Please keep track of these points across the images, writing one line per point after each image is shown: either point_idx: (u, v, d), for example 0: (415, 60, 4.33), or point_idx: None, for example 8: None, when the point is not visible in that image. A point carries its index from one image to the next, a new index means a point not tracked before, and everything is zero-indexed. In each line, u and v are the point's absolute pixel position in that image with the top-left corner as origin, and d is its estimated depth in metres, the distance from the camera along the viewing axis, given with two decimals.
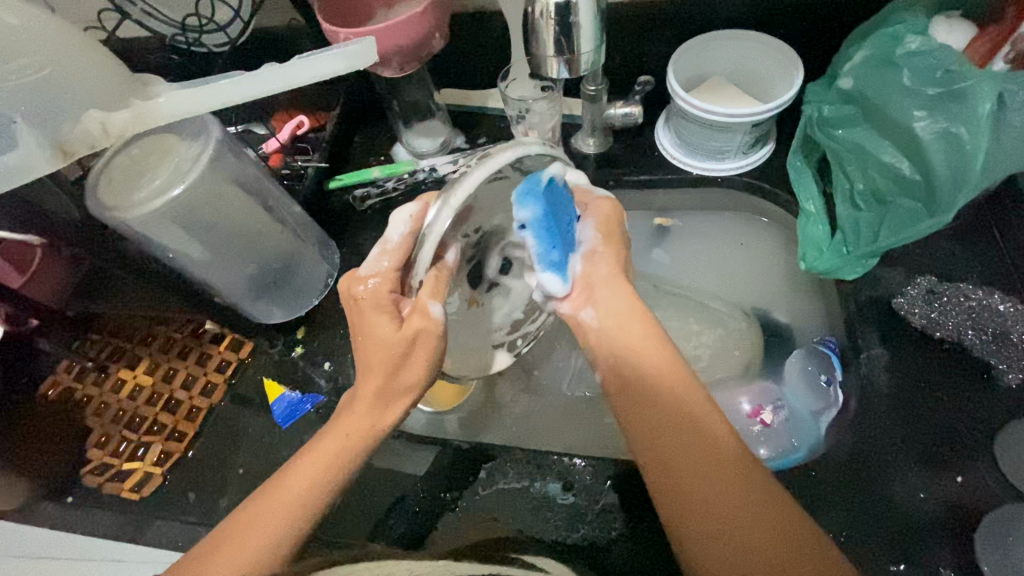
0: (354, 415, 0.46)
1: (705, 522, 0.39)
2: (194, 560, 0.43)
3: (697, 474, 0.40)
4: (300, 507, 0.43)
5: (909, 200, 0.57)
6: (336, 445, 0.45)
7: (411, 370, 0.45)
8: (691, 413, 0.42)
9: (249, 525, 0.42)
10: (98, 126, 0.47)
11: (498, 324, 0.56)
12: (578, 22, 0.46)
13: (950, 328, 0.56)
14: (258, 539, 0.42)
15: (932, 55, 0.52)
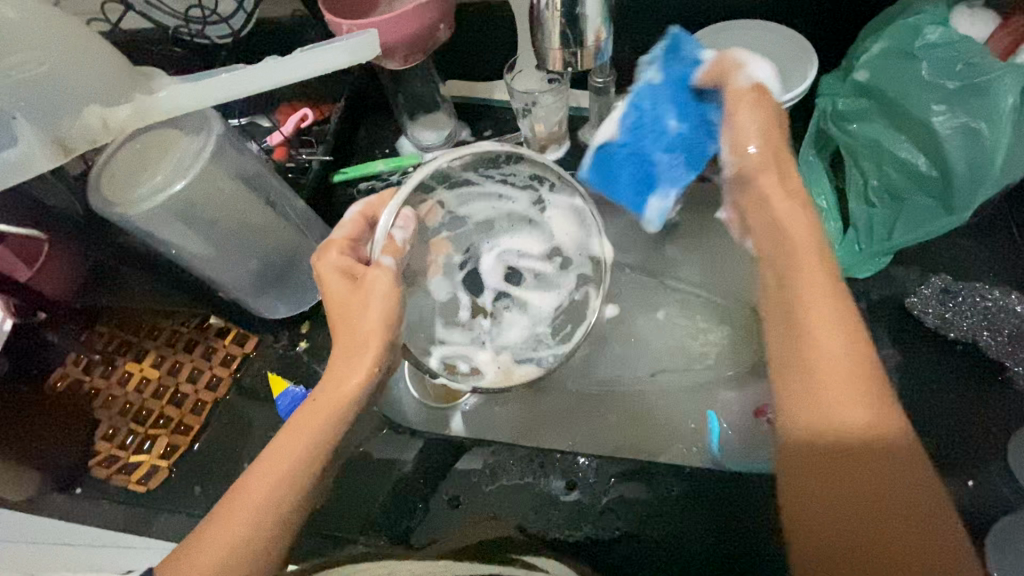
0: (332, 378, 0.46)
1: (828, 509, 0.35)
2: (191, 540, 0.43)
3: (829, 474, 0.36)
4: (289, 479, 0.43)
5: (926, 197, 0.55)
6: (315, 411, 0.45)
7: (378, 320, 0.46)
8: (817, 366, 0.37)
9: (242, 500, 0.42)
10: (99, 120, 0.47)
11: (514, 340, 0.60)
12: (585, 14, 0.45)
13: (965, 329, 0.55)
14: (244, 511, 0.42)
15: (953, 47, 0.51)
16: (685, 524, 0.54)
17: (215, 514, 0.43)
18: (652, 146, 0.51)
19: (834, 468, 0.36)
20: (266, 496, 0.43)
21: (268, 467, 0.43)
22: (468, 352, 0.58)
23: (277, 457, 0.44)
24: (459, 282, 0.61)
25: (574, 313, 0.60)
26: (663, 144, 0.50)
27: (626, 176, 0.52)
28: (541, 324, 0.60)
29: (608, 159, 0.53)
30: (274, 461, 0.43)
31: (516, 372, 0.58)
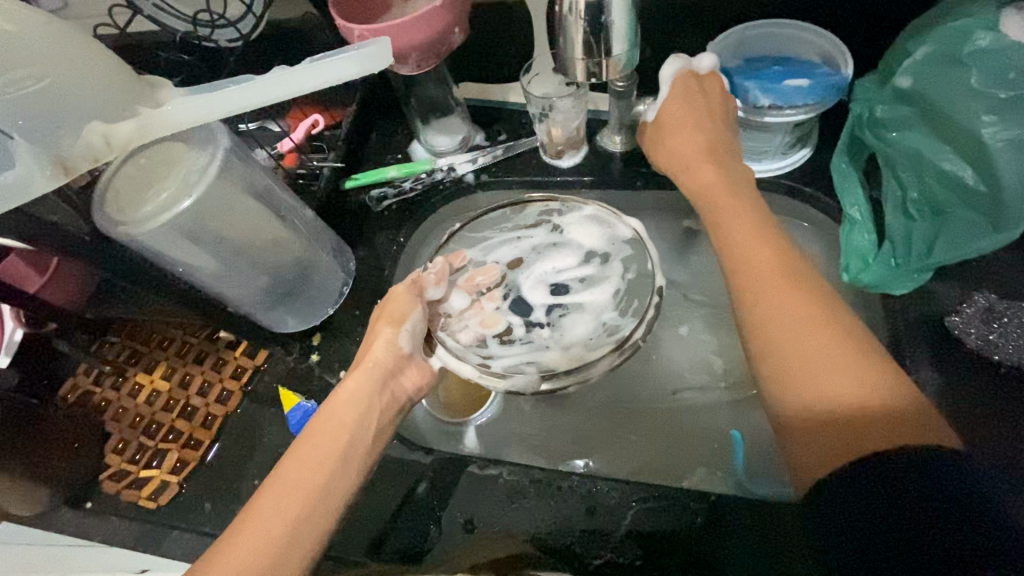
0: (342, 401, 0.47)
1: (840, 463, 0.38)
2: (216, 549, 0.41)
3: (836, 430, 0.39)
4: (324, 468, 0.43)
5: (971, 213, 0.52)
6: (325, 432, 0.45)
7: (386, 343, 0.49)
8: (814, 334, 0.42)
9: (252, 523, 0.41)
10: (101, 138, 0.45)
11: (582, 335, 0.56)
12: (610, 22, 0.41)
13: (1011, 352, 0.51)
14: (279, 507, 0.41)
15: (1006, 52, 0.47)
16: (712, 554, 0.51)
17: (243, 519, 0.41)
18: (753, 86, 0.58)
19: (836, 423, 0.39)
20: (276, 519, 0.41)
21: (304, 461, 0.44)
22: (534, 358, 0.55)
23: (289, 476, 0.43)
24: (509, 310, 0.58)
25: (638, 288, 0.57)
26: (770, 86, 0.57)
27: (772, 69, 0.59)
28: (606, 311, 0.57)
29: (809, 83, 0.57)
30: (309, 456, 0.44)
31: (589, 358, 0.54)
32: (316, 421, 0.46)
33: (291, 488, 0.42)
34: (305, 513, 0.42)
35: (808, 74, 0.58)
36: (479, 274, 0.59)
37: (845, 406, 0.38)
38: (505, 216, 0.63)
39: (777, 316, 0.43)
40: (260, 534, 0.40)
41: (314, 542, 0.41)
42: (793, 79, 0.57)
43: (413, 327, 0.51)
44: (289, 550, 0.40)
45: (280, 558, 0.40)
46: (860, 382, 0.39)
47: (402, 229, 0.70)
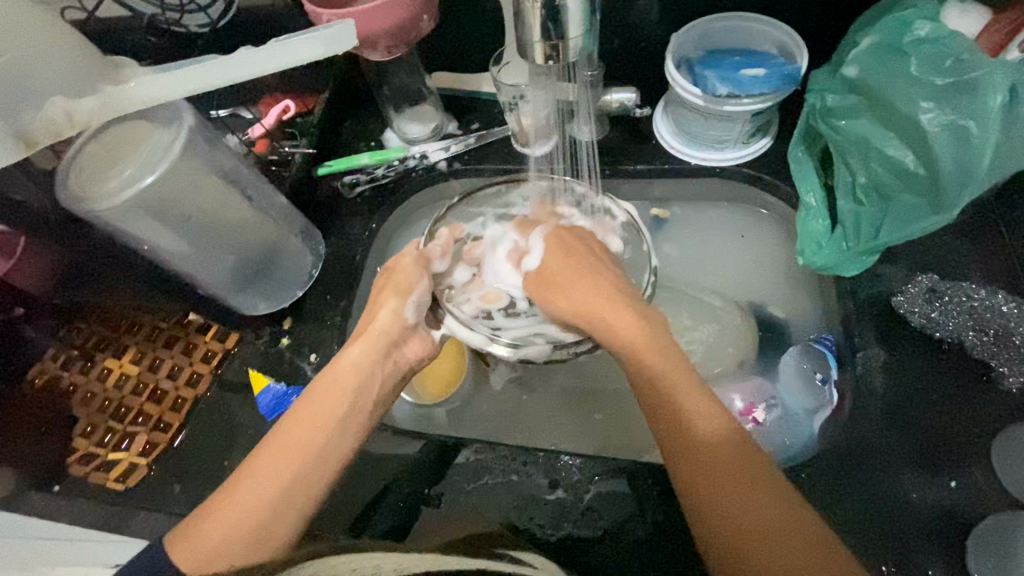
0: (344, 365, 0.50)
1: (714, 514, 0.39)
2: (215, 497, 0.44)
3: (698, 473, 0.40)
4: (321, 432, 0.46)
5: (914, 195, 0.55)
6: (326, 394, 0.48)
7: (390, 312, 0.52)
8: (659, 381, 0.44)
9: (250, 477, 0.44)
10: (64, 113, 0.46)
11: None
12: (566, 8, 0.43)
13: (951, 329, 0.54)
14: (274, 465, 0.44)
15: (942, 42, 0.50)
16: (669, 523, 0.53)
17: (242, 472, 0.45)
18: (712, 74, 0.60)
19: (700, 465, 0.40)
20: (273, 473, 0.44)
21: (305, 422, 0.46)
22: (541, 328, 0.56)
23: (288, 437, 0.45)
24: (511, 282, 0.59)
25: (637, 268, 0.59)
26: (728, 75, 0.60)
27: (733, 58, 0.61)
28: None
29: (764, 74, 0.59)
30: (308, 419, 0.46)
31: None
32: (318, 383, 0.49)
33: (289, 447, 0.45)
34: (301, 471, 0.44)
35: (765, 64, 0.60)
36: (478, 247, 0.60)
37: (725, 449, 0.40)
38: (497, 194, 0.64)
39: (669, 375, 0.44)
40: (255, 487, 0.43)
41: (307, 497, 0.44)
42: (750, 69, 0.60)
43: (418, 300, 0.54)
44: (284, 503, 0.43)
45: (273, 514, 0.43)
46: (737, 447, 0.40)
47: (374, 216, 0.71)
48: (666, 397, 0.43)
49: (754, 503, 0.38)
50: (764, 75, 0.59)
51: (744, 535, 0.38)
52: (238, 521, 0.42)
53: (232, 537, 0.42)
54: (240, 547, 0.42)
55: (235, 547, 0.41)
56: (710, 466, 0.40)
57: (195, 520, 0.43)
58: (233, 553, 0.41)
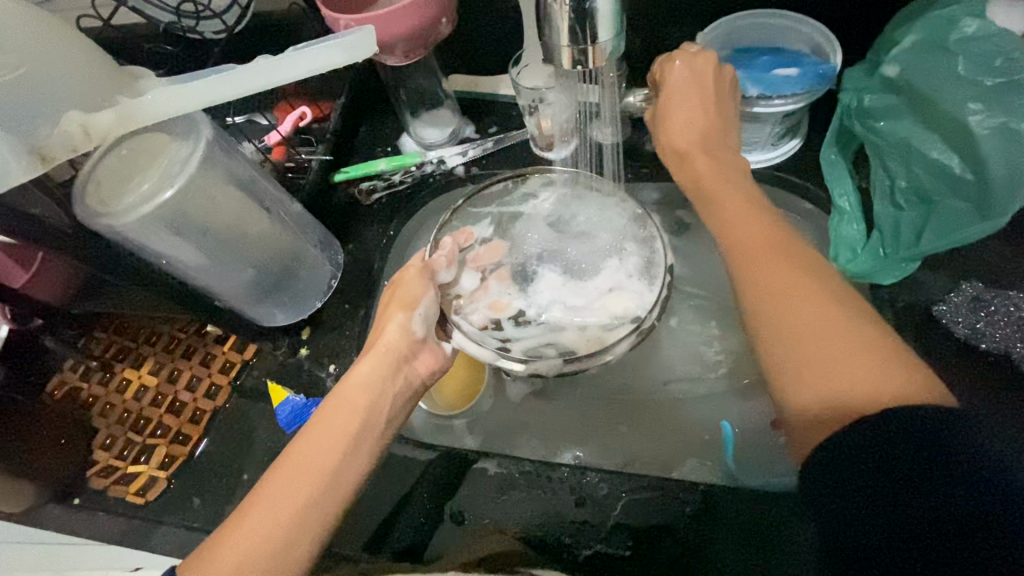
0: (351, 387, 0.47)
1: (812, 370, 0.37)
2: (224, 529, 0.41)
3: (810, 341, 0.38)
4: (334, 453, 0.43)
5: (958, 200, 0.51)
6: (334, 416, 0.45)
7: (393, 327, 0.50)
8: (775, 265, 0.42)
9: (260, 506, 0.41)
10: (79, 127, 0.45)
11: (595, 312, 0.55)
12: (597, 11, 0.41)
13: (998, 340, 0.52)
14: (285, 490, 0.41)
15: (993, 40, 0.47)
16: (701, 541, 0.52)
17: (250, 502, 0.42)
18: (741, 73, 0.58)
19: (808, 326, 0.38)
20: (281, 503, 0.41)
21: (315, 442, 0.44)
22: (553, 338, 0.54)
23: (300, 460, 0.43)
24: (521, 291, 0.57)
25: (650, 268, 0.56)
26: (757, 74, 0.58)
27: (760, 58, 0.59)
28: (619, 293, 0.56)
29: (795, 74, 0.57)
30: (319, 440, 0.44)
31: (608, 340, 0.53)
32: (326, 405, 0.46)
33: (297, 475, 0.42)
34: (310, 499, 0.42)
35: (796, 63, 0.58)
36: (484, 253, 0.58)
37: (856, 387, 0.35)
38: (505, 189, 0.63)
39: (814, 313, 0.38)
40: (269, 516, 0.40)
41: (318, 528, 0.41)
42: (780, 69, 0.58)
43: (425, 311, 0.51)
44: (291, 535, 0.41)
45: (288, 539, 0.40)
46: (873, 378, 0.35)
47: (392, 223, 0.69)
48: (790, 338, 0.39)
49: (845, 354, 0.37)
50: (796, 74, 0.57)
51: (824, 373, 0.37)
52: (250, 553, 0.39)
53: (245, 569, 0.39)
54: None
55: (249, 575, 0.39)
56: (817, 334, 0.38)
57: (203, 555, 0.40)
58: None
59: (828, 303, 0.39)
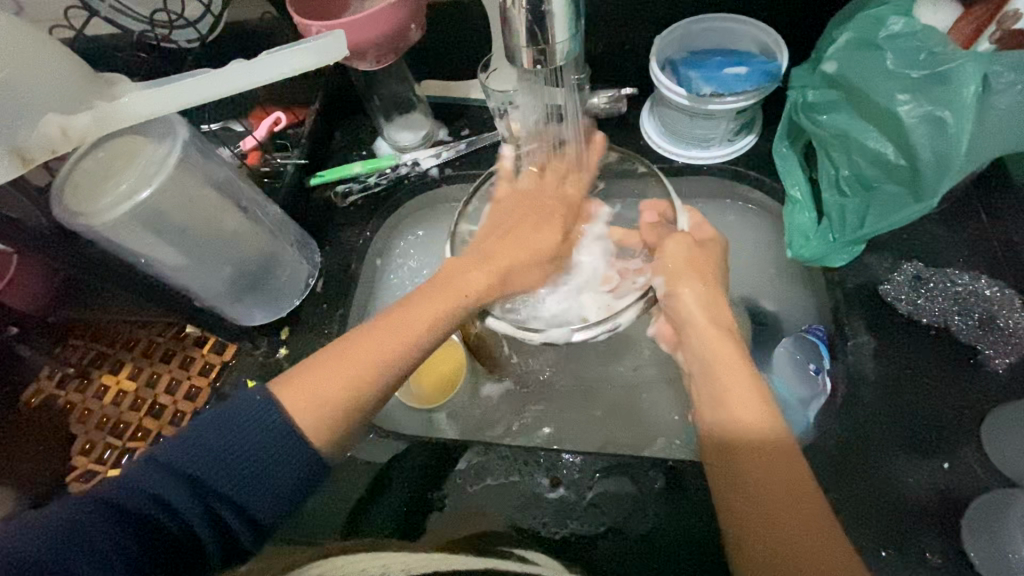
0: (457, 273, 0.50)
1: (742, 497, 0.41)
2: (317, 360, 0.43)
3: (744, 462, 0.42)
4: (428, 327, 0.47)
5: (894, 185, 0.56)
6: (443, 293, 0.48)
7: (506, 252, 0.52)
8: (721, 374, 0.46)
9: (359, 347, 0.44)
10: (58, 129, 0.47)
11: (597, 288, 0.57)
12: (552, 13, 0.44)
13: (937, 314, 0.56)
14: (386, 341, 0.44)
15: (916, 36, 0.51)
16: (673, 516, 0.54)
17: (349, 342, 0.44)
18: (696, 74, 0.62)
19: (749, 467, 0.42)
20: (383, 347, 0.44)
21: (419, 309, 0.47)
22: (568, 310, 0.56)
23: (398, 319, 0.46)
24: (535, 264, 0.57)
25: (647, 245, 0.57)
26: (711, 74, 0.62)
27: (714, 59, 0.63)
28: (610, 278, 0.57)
29: (744, 74, 0.61)
30: (422, 307, 0.47)
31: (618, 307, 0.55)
32: (437, 282, 0.49)
33: (394, 325, 0.45)
34: (395, 349, 0.44)
35: (746, 62, 0.62)
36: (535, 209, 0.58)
37: (746, 427, 0.43)
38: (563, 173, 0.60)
39: (724, 366, 0.46)
40: (361, 358, 0.43)
41: (388, 380, 0.44)
42: (731, 69, 0.61)
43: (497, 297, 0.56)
44: (370, 374, 0.43)
45: (376, 380, 0.43)
46: (768, 426, 0.43)
47: (369, 224, 0.71)
48: (726, 426, 0.44)
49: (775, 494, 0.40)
50: (745, 74, 0.61)
51: (750, 492, 0.41)
52: (340, 392, 0.42)
53: (336, 401, 0.41)
54: (329, 409, 0.41)
55: (335, 404, 0.41)
56: (754, 464, 0.41)
57: (300, 374, 0.42)
58: (326, 416, 0.41)
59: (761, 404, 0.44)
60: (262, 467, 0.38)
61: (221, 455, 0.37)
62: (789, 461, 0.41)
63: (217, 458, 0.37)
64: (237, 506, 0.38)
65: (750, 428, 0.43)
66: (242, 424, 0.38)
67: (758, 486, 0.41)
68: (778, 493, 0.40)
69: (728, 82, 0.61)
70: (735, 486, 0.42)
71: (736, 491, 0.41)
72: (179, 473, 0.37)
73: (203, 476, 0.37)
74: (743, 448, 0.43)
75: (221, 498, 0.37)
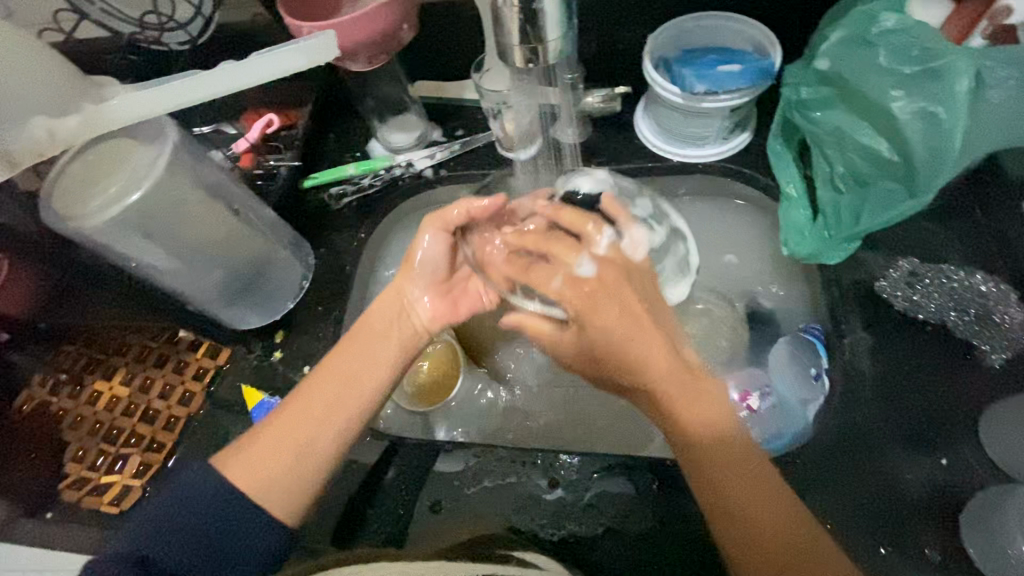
0: (381, 310, 0.53)
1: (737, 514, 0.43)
2: (261, 434, 0.47)
3: (719, 472, 0.44)
4: (365, 364, 0.50)
5: (889, 181, 0.56)
6: (371, 334, 0.52)
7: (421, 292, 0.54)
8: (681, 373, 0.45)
9: (301, 409, 0.47)
10: (46, 131, 0.48)
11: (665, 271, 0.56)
12: (543, 9, 0.43)
13: (933, 311, 0.56)
14: (327, 394, 0.48)
15: (909, 32, 0.51)
16: (673, 515, 0.54)
17: (287, 409, 0.48)
18: (689, 72, 0.62)
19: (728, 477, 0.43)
20: (322, 403, 0.48)
21: (350, 359, 0.50)
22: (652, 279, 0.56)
23: (333, 372, 0.49)
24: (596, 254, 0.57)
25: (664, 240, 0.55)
26: (705, 71, 0.61)
27: (707, 56, 0.63)
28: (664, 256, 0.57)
29: (738, 71, 0.60)
30: (354, 357, 0.50)
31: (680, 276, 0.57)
32: (362, 325, 0.52)
33: (331, 380, 0.49)
34: (334, 405, 0.48)
35: (739, 60, 0.61)
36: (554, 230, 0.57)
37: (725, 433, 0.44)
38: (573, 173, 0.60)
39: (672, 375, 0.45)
40: (301, 418, 0.47)
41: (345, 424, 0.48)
42: (725, 66, 0.61)
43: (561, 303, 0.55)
44: (320, 435, 0.47)
45: (329, 431, 0.47)
46: (724, 425, 0.45)
47: (363, 226, 0.70)
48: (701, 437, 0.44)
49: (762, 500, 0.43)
50: (739, 71, 0.61)
51: (734, 505, 0.43)
52: (293, 456, 0.45)
53: (295, 467, 0.45)
54: (286, 476, 0.45)
55: (293, 469, 0.45)
56: (729, 475, 0.43)
57: (241, 453, 0.45)
58: (282, 485, 0.44)
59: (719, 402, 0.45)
60: (217, 535, 0.42)
61: (172, 532, 0.42)
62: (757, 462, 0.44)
63: (169, 536, 0.42)
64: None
65: (711, 433, 0.44)
66: (190, 504, 0.43)
67: (744, 503, 0.43)
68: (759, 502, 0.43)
69: (722, 79, 0.60)
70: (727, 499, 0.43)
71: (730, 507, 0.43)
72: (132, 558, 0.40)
73: (155, 555, 0.41)
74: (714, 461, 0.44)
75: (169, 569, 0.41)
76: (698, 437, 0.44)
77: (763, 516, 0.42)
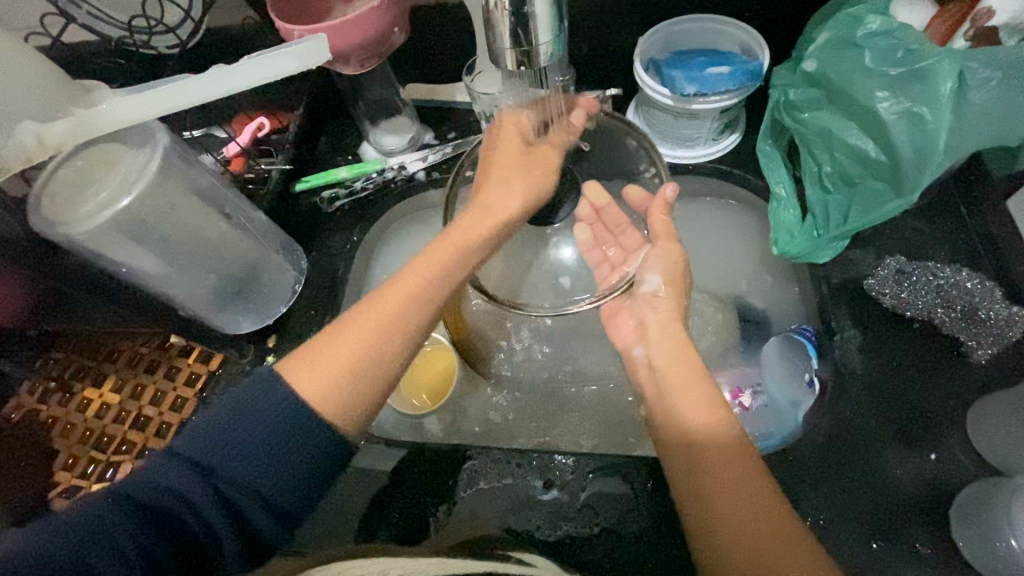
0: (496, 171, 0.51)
1: (710, 495, 0.41)
2: (318, 343, 0.42)
3: (705, 470, 0.42)
4: (453, 263, 0.47)
5: (876, 180, 0.57)
6: (444, 248, 0.48)
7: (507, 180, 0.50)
8: (680, 371, 0.47)
9: (374, 308, 0.43)
10: (33, 137, 0.47)
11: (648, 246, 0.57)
12: (534, 13, 0.43)
13: (920, 307, 0.57)
14: (408, 291, 0.45)
15: (894, 34, 0.51)
16: (666, 514, 0.54)
17: (350, 313, 0.44)
18: (679, 75, 0.61)
19: (714, 474, 0.42)
20: (393, 303, 0.44)
21: (431, 264, 0.47)
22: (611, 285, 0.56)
23: (414, 275, 0.46)
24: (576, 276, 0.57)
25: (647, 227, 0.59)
26: (695, 72, 0.61)
27: (694, 60, 0.63)
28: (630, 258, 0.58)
29: (726, 73, 0.60)
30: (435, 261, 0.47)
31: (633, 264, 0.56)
32: (443, 242, 0.48)
33: (397, 294, 0.44)
34: (413, 298, 0.45)
35: (729, 61, 0.62)
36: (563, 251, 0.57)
37: (702, 433, 0.43)
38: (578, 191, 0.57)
39: (674, 367, 0.47)
40: (371, 320, 0.43)
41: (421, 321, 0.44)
42: (713, 69, 0.61)
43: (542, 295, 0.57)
44: (388, 346, 0.43)
45: (403, 326, 0.44)
46: (722, 421, 0.44)
47: (356, 229, 0.70)
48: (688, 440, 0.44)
49: (740, 489, 0.40)
50: (728, 72, 0.60)
51: (708, 487, 0.41)
52: (365, 353, 0.42)
53: (367, 365, 0.42)
54: (343, 392, 0.41)
55: (366, 369, 0.42)
56: (716, 465, 0.42)
57: (308, 355, 0.41)
58: (347, 386, 0.41)
59: (714, 402, 0.45)
60: (276, 441, 0.38)
61: (231, 440, 0.37)
62: (749, 462, 0.42)
63: (225, 446, 0.37)
64: (255, 490, 0.37)
65: (700, 426, 0.44)
66: (260, 410, 0.38)
67: (731, 513, 0.40)
68: (735, 489, 0.40)
69: (711, 81, 0.60)
70: (703, 483, 0.42)
71: (700, 491, 0.41)
72: (191, 461, 0.37)
73: (214, 462, 0.37)
74: (702, 455, 0.43)
75: (231, 487, 0.37)
76: (670, 434, 0.45)
77: (751, 501, 0.40)
